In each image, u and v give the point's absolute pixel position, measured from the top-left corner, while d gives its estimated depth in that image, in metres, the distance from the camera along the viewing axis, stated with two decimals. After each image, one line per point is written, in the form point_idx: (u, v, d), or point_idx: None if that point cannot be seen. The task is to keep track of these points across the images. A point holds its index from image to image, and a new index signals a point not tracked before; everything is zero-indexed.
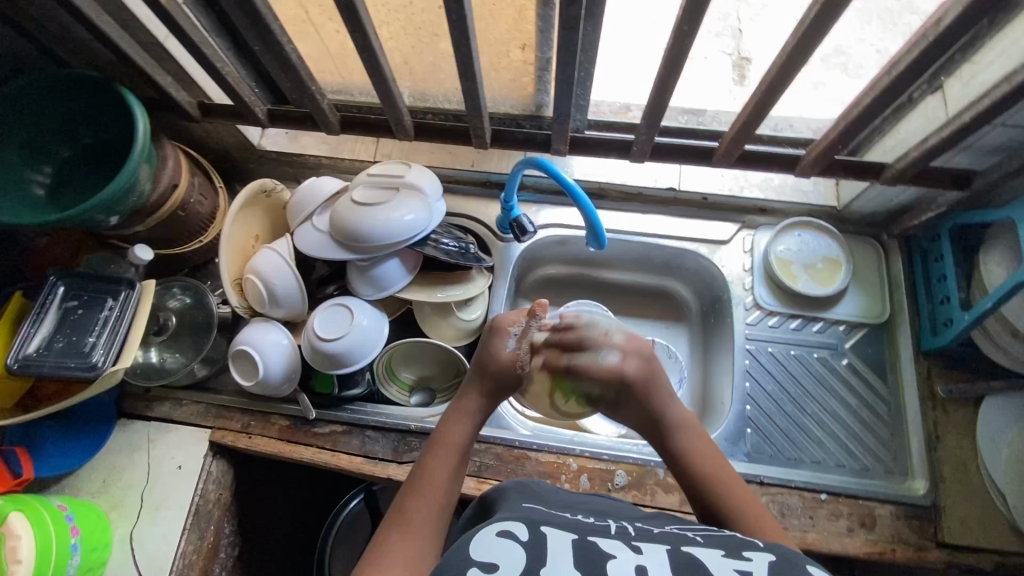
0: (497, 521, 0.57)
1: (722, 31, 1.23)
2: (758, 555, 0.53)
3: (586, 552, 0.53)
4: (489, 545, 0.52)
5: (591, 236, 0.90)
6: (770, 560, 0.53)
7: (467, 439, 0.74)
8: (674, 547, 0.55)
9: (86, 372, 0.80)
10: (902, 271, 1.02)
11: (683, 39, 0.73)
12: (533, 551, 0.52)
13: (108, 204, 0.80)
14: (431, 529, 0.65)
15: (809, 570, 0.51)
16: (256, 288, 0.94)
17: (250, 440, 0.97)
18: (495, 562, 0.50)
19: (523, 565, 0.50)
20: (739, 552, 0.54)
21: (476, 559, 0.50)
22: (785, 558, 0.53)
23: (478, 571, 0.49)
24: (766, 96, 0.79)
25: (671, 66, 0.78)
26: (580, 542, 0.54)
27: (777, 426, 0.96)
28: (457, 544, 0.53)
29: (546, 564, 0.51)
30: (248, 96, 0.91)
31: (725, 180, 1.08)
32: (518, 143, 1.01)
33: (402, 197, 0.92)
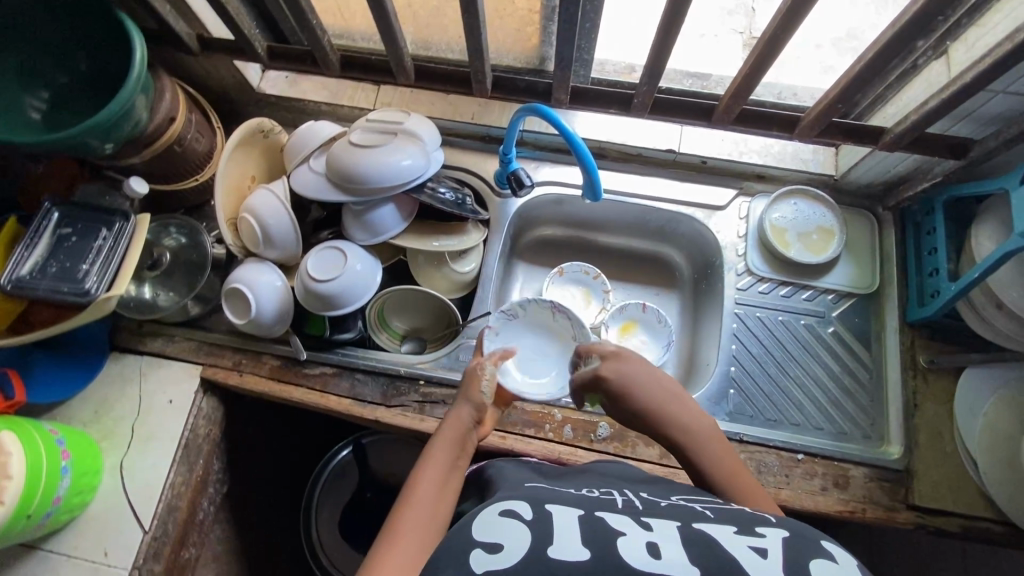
0: (500, 504, 0.57)
1: (736, 9, 1.22)
2: (772, 532, 0.53)
3: (593, 527, 0.52)
4: (492, 528, 0.53)
5: (587, 188, 0.90)
6: (784, 537, 0.52)
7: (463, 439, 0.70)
8: (685, 523, 0.54)
9: (78, 298, 0.80)
10: (894, 244, 1.02)
11: None
12: (538, 530, 0.52)
13: (103, 130, 0.80)
14: (425, 536, 0.58)
15: (824, 545, 0.51)
16: (251, 228, 0.94)
17: (240, 378, 0.98)
18: (499, 543, 0.51)
19: (528, 543, 0.50)
20: (752, 529, 0.54)
21: (479, 541, 0.51)
22: (798, 534, 0.53)
23: (481, 551, 0.50)
24: (770, 48, 0.78)
25: (677, 14, 0.76)
26: (587, 519, 0.54)
27: (760, 387, 0.98)
28: (461, 530, 0.53)
29: (552, 542, 0.50)
30: (248, 30, 0.89)
31: (725, 145, 1.08)
32: (517, 92, 0.95)
33: (398, 142, 0.92)
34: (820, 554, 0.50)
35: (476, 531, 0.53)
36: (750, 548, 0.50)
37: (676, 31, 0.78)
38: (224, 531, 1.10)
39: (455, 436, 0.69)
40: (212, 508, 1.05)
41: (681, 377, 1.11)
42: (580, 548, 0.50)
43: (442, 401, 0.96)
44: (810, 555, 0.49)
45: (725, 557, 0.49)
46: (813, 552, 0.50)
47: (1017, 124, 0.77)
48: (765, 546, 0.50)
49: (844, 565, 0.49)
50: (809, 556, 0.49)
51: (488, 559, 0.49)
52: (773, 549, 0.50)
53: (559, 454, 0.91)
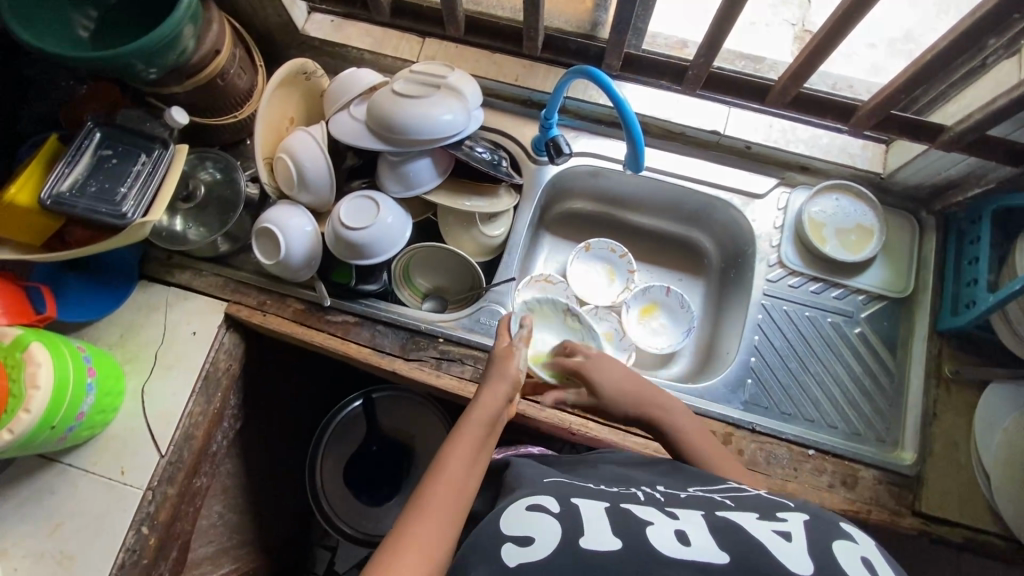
0: (531, 498, 0.59)
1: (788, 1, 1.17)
2: (793, 516, 0.54)
3: (621, 521, 0.53)
4: (524, 520, 0.54)
5: (630, 158, 0.88)
6: (805, 521, 0.53)
7: (489, 428, 0.71)
8: (709, 511, 0.56)
9: (116, 220, 0.81)
10: (934, 250, 1.00)
11: None
12: (568, 523, 0.53)
13: (152, 55, 0.79)
14: (449, 513, 0.61)
15: (844, 527, 0.53)
16: (287, 169, 0.94)
17: (264, 317, 0.99)
18: (530, 537, 0.52)
19: (559, 535, 0.51)
20: (773, 514, 0.55)
21: (509, 535, 0.52)
22: (817, 517, 0.55)
23: (512, 546, 0.51)
24: (842, 31, 0.74)
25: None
26: (614, 511, 0.56)
27: (778, 381, 0.97)
28: (489, 528, 0.54)
29: (583, 535, 0.51)
30: None
31: (772, 131, 1.04)
32: (570, 54, 0.97)
33: (441, 95, 0.90)
34: (841, 534, 0.52)
35: (504, 527, 0.54)
36: (775, 531, 0.51)
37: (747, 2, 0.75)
38: (233, 466, 1.12)
39: (487, 415, 0.72)
40: (225, 442, 1.07)
41: (696, 362, 1.11)
42: (610, 536, 0.51)
43: (459, 360, 0.96)
44: (833, 535, 0.51)
45: (750, 538, 0.50)
46: (834, 533, 0.52)
47: None
48: (788, 529, 0.51)
49: (864, 544, 0.50)
50: (832, 537, 0.51)
51: (520, 552, 0.50)
52: (796, 532, 0.51)
53: (570, 425, 0.92)
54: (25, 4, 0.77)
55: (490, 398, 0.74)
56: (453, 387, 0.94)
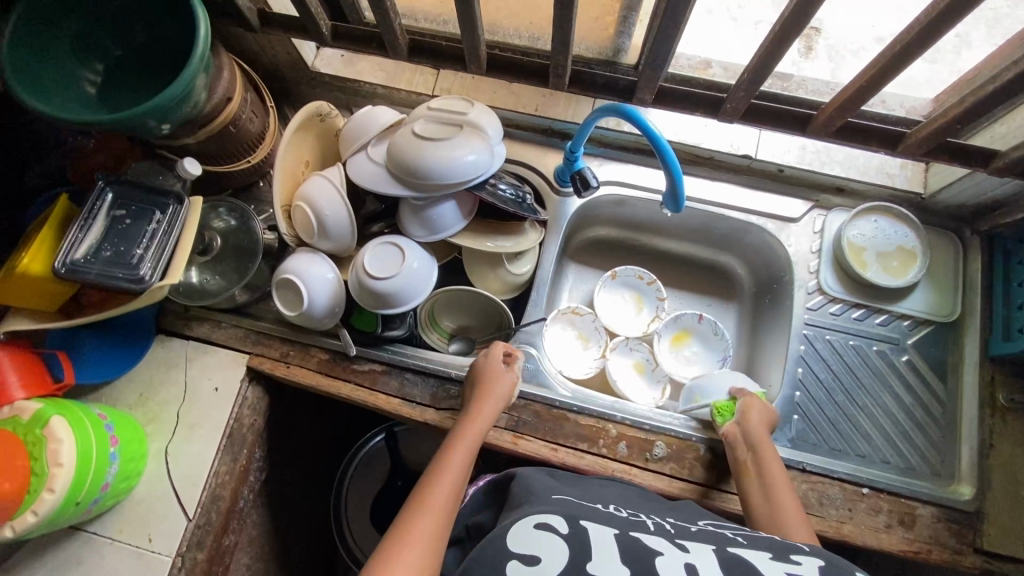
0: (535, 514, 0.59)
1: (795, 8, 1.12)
2: (807, 560, 0.54)
3: (632, 550, 0.54)
4: (531, 537, 0.55)
5: (669, 197, 0.84)
6: (820, 565, 0.54)
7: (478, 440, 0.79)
8: (720, 547, 0.56)
9: (133, 284, 0.77)
10: (980, 269, 0.96)
11: None
12: (574, 544, 0.54)
13: (164, 111, 0.75)
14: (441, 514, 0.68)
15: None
16: (306, 217, 0.91)
17: (288, 369, 0.96)
18: (537, 556, 0.52)
19: (565, 557, 0.52)
20: (787, 556, 0.55)
21: (516, 552, 0.53)
22: (833, 563, 0.54)
23: (519, 564, 0.52)
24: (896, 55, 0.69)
25: (806, 8, 0.67)
26: (623, 538, 0.56)
27: (825, 415, 0.93)
28: (497, 538, 0.55)
29: (590, 560, 0.52)
30: (314, 8, 0.83)
31: (805, 154, 1.00)
32: (596, 88, 0.90)
33: (464, 135, 0.87)
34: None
35: (510, 542, 0.54)
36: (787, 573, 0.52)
37: (794, 29, 0.70)
38: (260, 516, 1.08)
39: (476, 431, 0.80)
40: (251, 496, 1.03)
41: None
42: (619, 564, 0.52)
43: None
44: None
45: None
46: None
47: None
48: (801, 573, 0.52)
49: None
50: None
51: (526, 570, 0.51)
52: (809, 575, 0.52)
53: (613, 473, 0.88)
54: (28, 64, 0.73)
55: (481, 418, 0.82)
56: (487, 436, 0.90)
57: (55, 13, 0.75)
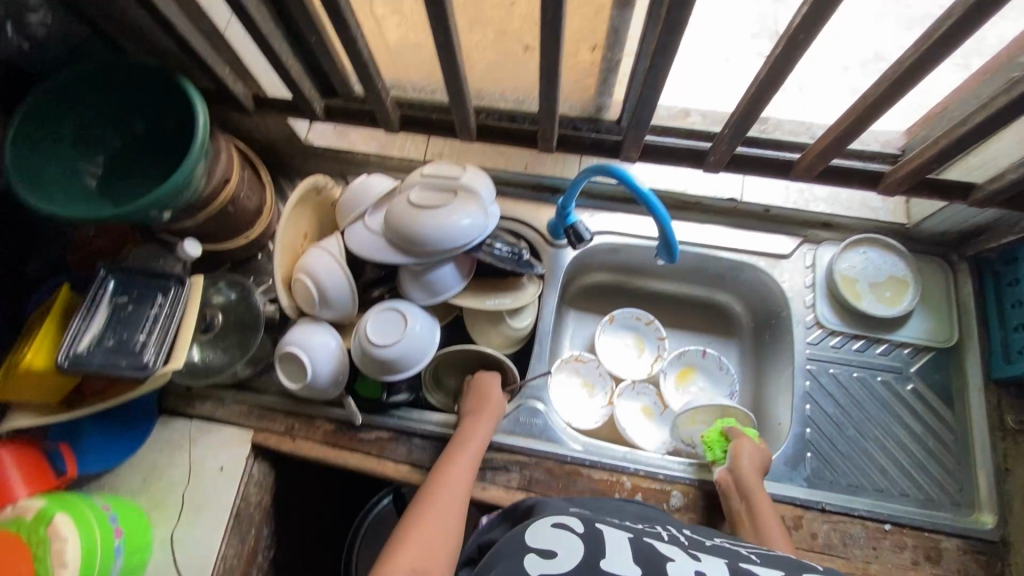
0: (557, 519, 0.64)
1: None
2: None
3: (645, 553, 0.58)
4: (551, 537, 0.59)
5: (663, 248, 0.86)
6: None
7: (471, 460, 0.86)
8: (732, 560, 0.58)
9: (137, 372, 0.77)
10: (972, 294, 0.98)
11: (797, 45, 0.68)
12: (589, 544, 0.58)
13: (165, 200, 0.76)
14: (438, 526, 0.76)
15: None
16: (307, 289, 0.91)
17: (295, 443, 0.94)
18: (553, 552, 0.57)
19: (580, 553, 0.57)
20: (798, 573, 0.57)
21: (533, 546, 0.58)
22: None
23: (535, 556, 0.56)
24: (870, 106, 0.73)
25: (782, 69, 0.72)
26: (642, 547, 0.59)
27: (838, 450, 0.93)
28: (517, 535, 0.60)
29: (604, 559, 0.56)
30: (307, 90, 0.86)
31: (789, 193, 1.05)
32: (585, 149, 0.95)
33: (459, 200, 0.89)
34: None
35: (529, 538, 0.59)
36: None
37: (769, 90, 0.75)
38: None
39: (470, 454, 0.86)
40: None
41: None
42: (630, 565, 0.56)
43: (505, 467, 0.91)
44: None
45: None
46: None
47: None
48: None
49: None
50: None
51: (543, 563, 0.56)
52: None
53: None
54: (29, 164, 0.75)
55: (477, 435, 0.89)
56: (501, 498, 0.89)
57: (56, 113, 0.77)
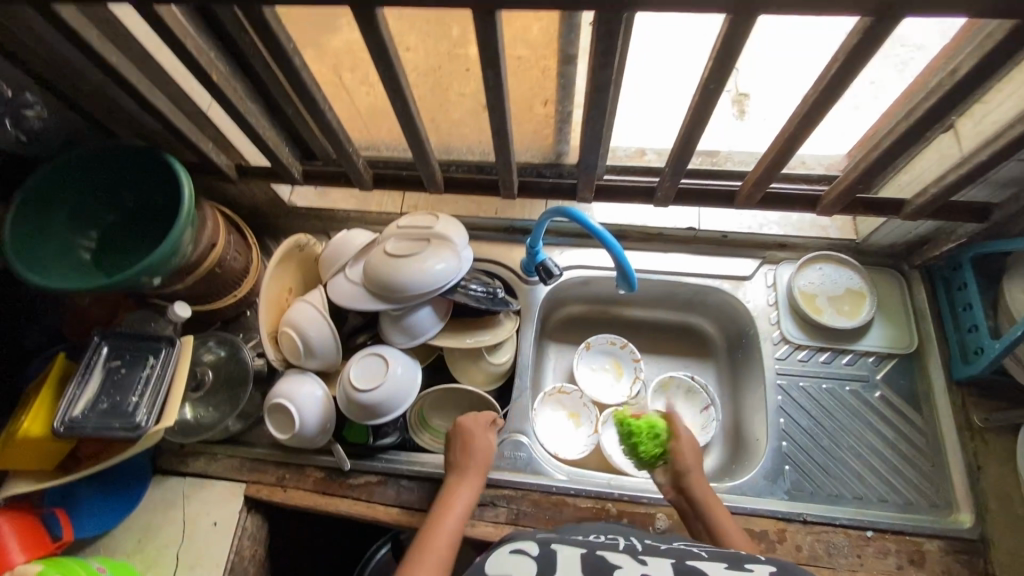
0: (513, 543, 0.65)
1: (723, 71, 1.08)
2: (759, 567, 0.59)
3: (595, 564, 0.60)
4: (506, 561, 0.60)
5: (621, 278, 0.91)
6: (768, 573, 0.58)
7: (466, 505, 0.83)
8: (678, 560, 0.61)
9: (130, 433, 0.80)
10: (926, 300, 1.03)
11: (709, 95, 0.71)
12: (543, 565, 0.60)
13: (155, 267, 0.82)
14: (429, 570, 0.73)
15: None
16: (293, 341, 0.96)
17: (286, 493, 0.97)
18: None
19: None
20: (740, 564, 0.60)
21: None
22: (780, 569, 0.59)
23: None
24: (789, 143, 0.77)
25: (694, 122, 0.75)
26: (591, 556, 0.61)
27: (815, 461, 0.95)
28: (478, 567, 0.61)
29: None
30: (285, 157, 0.93)
31: (744, 219, 1.11)
32: (545, 194, 1.01)
33: (432, 247, 0.95)
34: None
35: (489, 569, 0.60)
36: None
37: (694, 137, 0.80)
38: None
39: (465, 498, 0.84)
40: None
41: (731, 446, 1.09)
42: None
43: (492, 502, 0.93)
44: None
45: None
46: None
47: None
48: None
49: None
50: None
51: None
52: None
53: None
54: (26, 244, 0.81)
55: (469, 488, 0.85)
56: (490, 534, 0.91)
57: (52, 195, 0.83)
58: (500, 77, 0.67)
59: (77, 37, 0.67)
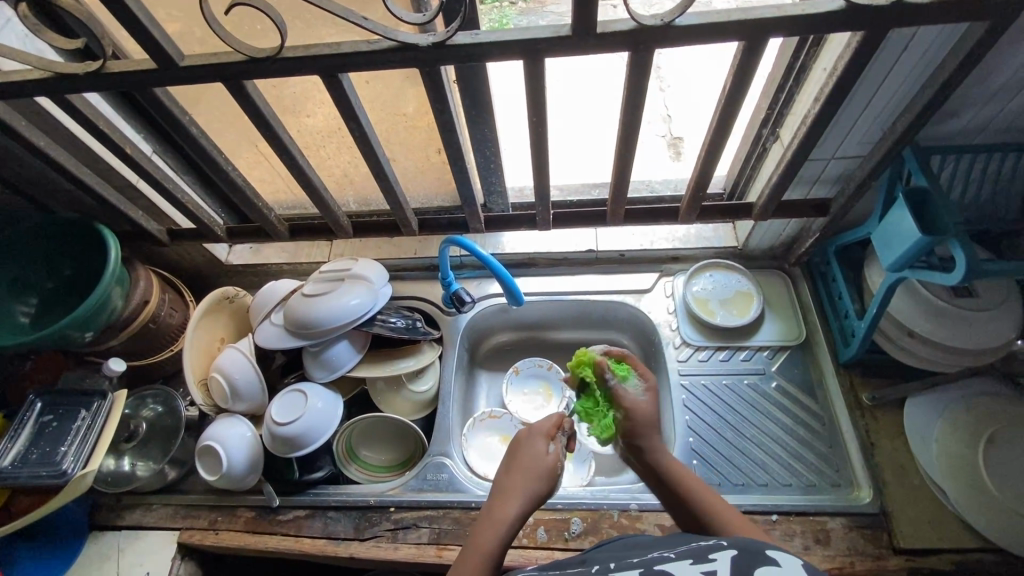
0: None
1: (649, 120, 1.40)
2: (721, 554, 0.53)
3: None
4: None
5: (510, 297, 1.01)
6: (732, 554, 0.53)
7: (543, 465, 0.70)
8: (646, 568, 0.54)
9: (55, 479, 0.85)
10: (809, 293, 1.12)
11: (540, 137, 0.79)
12: None
13: (81, 322, 0.90)
14: (485, 541, 0.64)
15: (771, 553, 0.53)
16: (219, 385, 1.02)
17: (217, 536, 0.99)
18: None
19: None
20: (704, 556, 0.54)
21: None
22: (745, 547, 0.54)
23: None
24: (621, 172, 0.87)
25: (539, 154, 0.83)
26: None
27: (720, 453, 1.00)
28: None
29: None
30: (207, 218, 1.03)
31: (636, 238, 1.22)
32: (442, 228, 1.07)
33: (347, 285, 1.03)
34: (767, 563, 0.52)
35: None
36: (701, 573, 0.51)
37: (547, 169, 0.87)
38: None
39: (535, 462, 0.70)
40: None
41: None
42: None
43: (414, 524, 0.97)
44: (755, 566, 0.51)
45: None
46: (760, 565, 0.52)
47: (852, 182, 0.89)
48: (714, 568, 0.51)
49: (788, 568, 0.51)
50: (755, 569, 0.51)
51: None
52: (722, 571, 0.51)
53: (537, 560, 0.91)
54: None
55: (510, 498, 0.68)
56: (413, 555, 0.93)
57: None
58: (363, 127, 0.79)
59: (6, 127, 0.79)
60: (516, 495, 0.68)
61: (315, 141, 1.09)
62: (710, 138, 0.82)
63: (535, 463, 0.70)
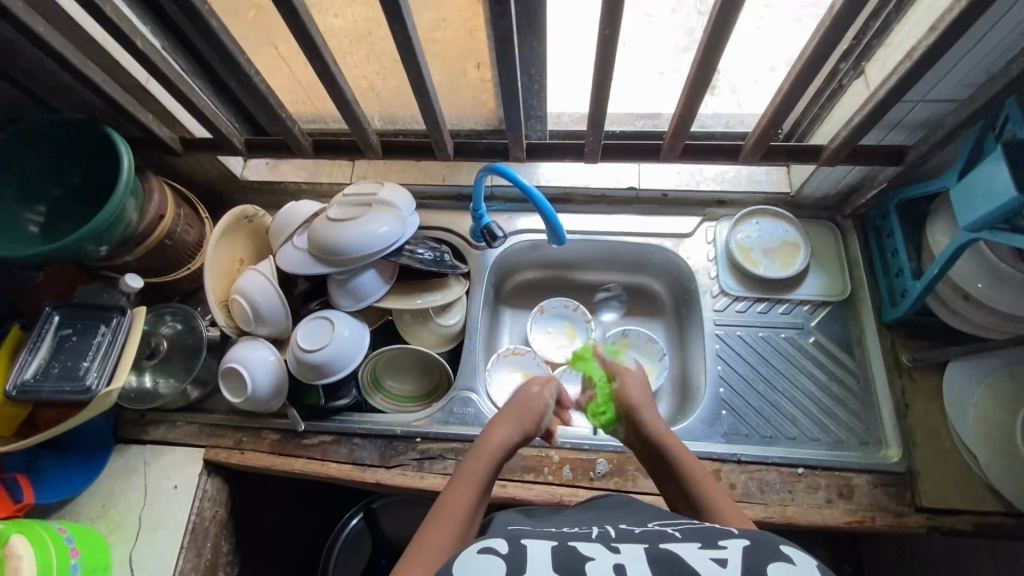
0: (480, 539, 0.54)
1: None
2: (733, 542, 0.52)
3: (564, 554, 0.51)
4: (468, 565, 0.49)
5: (551, 234, 0.95)
6: (744, 545, 0.51)
7: (539, 406, 0.71)
8: (652, 543, 0.53)
9: (80, 395, 0.84)
10: (859, 248, 1.06)
11: (607, 54, 0.71)
12: (513, 560, 0.50)
13: (95, 234, 0.85)
14: (475, 473, 0.63)
15: (783, 550, 0.51)
16: (241, 308, 0.98)
17: (243, 455, 1.00)
18: None
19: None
20: (714, 542, 0.52)
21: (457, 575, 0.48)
22: (757, 541, 0.52)
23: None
24: (691, 101, 0.78)
25: (603, 76, 0.75)
26: (558, 548, 0.52)
27: (750, 405, 0.99)
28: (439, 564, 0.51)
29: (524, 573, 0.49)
30: (224, 127, 0.95)
31: (681, 176, 1.14)
32: (479, 154, 0.99)
33: (374, 212, 0.97)
34: (778, 560, 0.50)
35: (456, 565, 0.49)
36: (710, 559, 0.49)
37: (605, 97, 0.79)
38: None
39: (531, 401, 0.71)
40: None
41: (679, 397, 1.10)
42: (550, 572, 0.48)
43: (441, 456, 0.97)
44: (765, 562, 0.49)
45: None
46: (772, 560, 0.50)
47: (939, 129, 0.81)
48: (725, 556, 0.50)
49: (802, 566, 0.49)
50: (767, 562, 0.49)
51: None
52: (733, 558, 0.50)
53: (562, 497, 0.91)
54: None
55: (504, 431, 0.68)
56: (439, 485, 0.94)
57: None
58: (408, 31, 0.70)
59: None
60: (509, 431, 0.68)
61: (342, 46, 0.98)
62: (797, 68, 0.73)
63: (533, 401, 0.71)
